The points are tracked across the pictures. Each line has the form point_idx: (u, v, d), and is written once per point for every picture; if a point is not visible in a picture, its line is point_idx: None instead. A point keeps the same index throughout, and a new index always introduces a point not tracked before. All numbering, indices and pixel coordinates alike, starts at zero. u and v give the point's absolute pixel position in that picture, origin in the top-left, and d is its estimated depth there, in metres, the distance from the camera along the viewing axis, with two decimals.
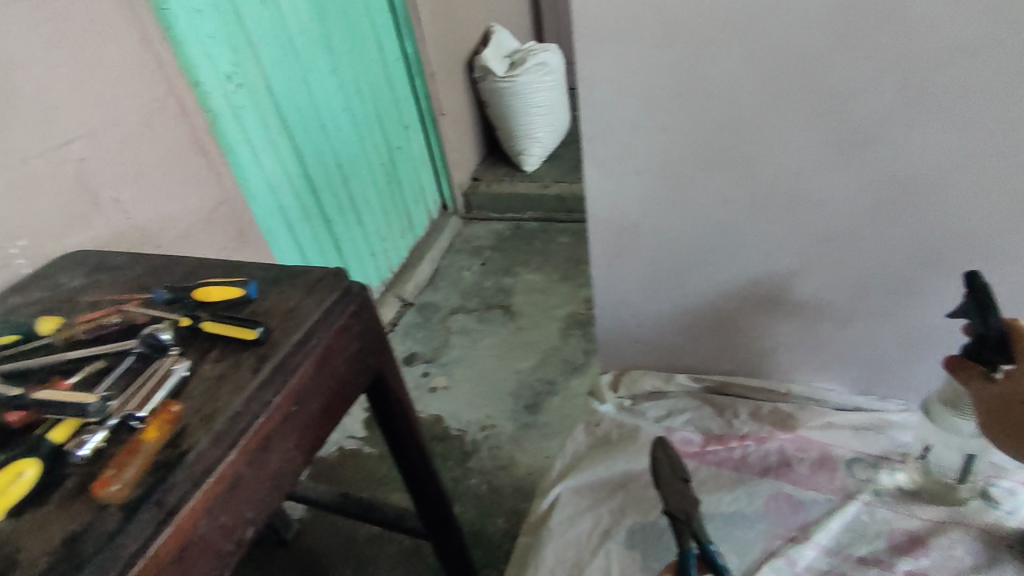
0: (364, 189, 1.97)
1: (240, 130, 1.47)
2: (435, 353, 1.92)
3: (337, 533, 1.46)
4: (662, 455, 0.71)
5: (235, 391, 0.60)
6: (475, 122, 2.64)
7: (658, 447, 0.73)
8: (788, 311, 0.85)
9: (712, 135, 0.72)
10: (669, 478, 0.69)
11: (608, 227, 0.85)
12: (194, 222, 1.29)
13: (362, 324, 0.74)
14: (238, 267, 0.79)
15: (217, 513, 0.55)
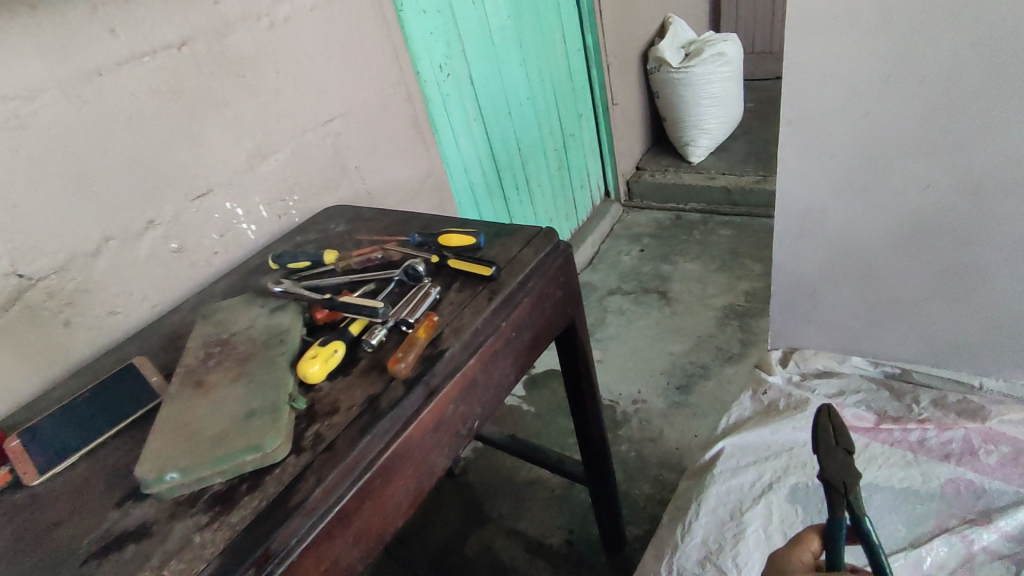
0: (539, 172, 2.14)
1: (445, 114, 1.69)
2: (590, 329, 2.04)
3: (497, 473, 1.66)
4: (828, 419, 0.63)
5: (475, 312, 0.76)
6: (644, 113, 2.70)
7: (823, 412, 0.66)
8: (989, 303, 0.83)
9: (922, 120, 0.74)
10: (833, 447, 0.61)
11: (795, 210, 0.90)
12: (407, 191, 1.52)
13: (566, 277, 0.88)
14: (466, 223, 0.97)
15: (460, 401, 0.72)
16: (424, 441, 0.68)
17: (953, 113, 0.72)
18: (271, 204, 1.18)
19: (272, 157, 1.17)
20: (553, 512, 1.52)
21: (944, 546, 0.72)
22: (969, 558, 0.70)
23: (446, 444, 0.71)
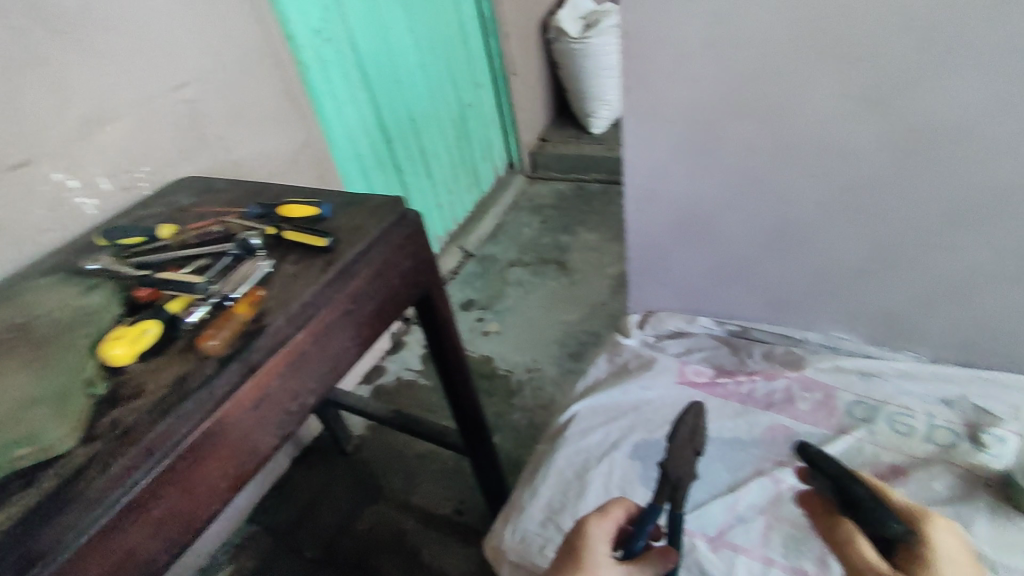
0: (435, 143, 2.05)
1: (325, 82, 1.57)
2: (490, 301, 2.05)
3: (390, 450, 1.65)
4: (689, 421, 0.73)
5: (306, 285, 0.73)
6: (547, 83, 2.69)
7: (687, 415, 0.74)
8: (808, 261, 0.90)
9: (742, 87, 0.77)
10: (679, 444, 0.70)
11: (641, 174, 0.91)
12: (280, 162, 1.44)
13: (415, 246, 0.86)
14: (315, 193, 0.92)
15: (287, 376, 0.69)
16: (245, 419, 0.65)
17: (768, 81, 0.75)
18: (114, 175, 1.08)
19: (110, 125, 1.06)
20: (442, 485, 1.54)
21: (757, 487, 0.78)
22: (777, 495, 0.77)
23: (273, 420, 0.69)
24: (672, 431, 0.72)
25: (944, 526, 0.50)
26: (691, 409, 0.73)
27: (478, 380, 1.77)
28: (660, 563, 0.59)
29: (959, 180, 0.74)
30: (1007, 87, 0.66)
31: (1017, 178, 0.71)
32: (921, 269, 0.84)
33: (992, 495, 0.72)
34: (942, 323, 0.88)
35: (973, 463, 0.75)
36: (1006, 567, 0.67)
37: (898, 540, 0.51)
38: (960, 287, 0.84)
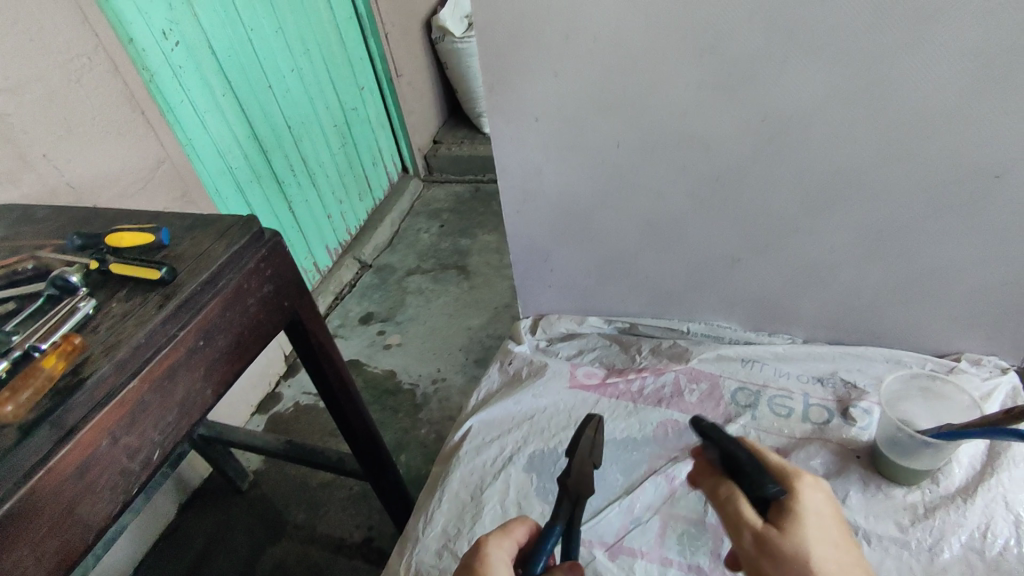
0: (317, 151, 1.91)
1: (181, 90, 1.39)
2: (390, 312, 1.96)
3: (290, 482, 1.49)
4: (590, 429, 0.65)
5: (139, 324, 0.64)
6: (436, 84, 2.62)
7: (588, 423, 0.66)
8: (683, 253, 0.91)
9: (602, 82, 0.76)
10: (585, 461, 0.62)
11: (514, 176, 0.90)
12: (132, 182, 1.21)
13: (274, 268, 0.78)
14: (156, 217, 0.82)
15: (120, 433, 0.60)
16: (64, 491, 0.55)
17: (626, 74, 0.75)
18: None
19: None
20: (351, 512, 1.41)
21: (652, 486, 0.77)
22: (671, 492, 0.77)
23: (105, 486, 0.59)
24: (572, 441, 0.63)
25: (807, 482, 0.53)
26: (592, 418, 0.65)
27: (381, 398, 1.68)
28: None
29: (811, 167, 0.76)
30: (847, 73, 0.68)
31: (862, 160, 0.74)
32: (788, 254, 0.86)
33: (863, 467, 0.76)
34: (812, 303, 0.92)
35: (845, 437, 0.79)
36: (879, 535, 0.70)
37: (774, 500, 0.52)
38: (824, 269, 0.87)
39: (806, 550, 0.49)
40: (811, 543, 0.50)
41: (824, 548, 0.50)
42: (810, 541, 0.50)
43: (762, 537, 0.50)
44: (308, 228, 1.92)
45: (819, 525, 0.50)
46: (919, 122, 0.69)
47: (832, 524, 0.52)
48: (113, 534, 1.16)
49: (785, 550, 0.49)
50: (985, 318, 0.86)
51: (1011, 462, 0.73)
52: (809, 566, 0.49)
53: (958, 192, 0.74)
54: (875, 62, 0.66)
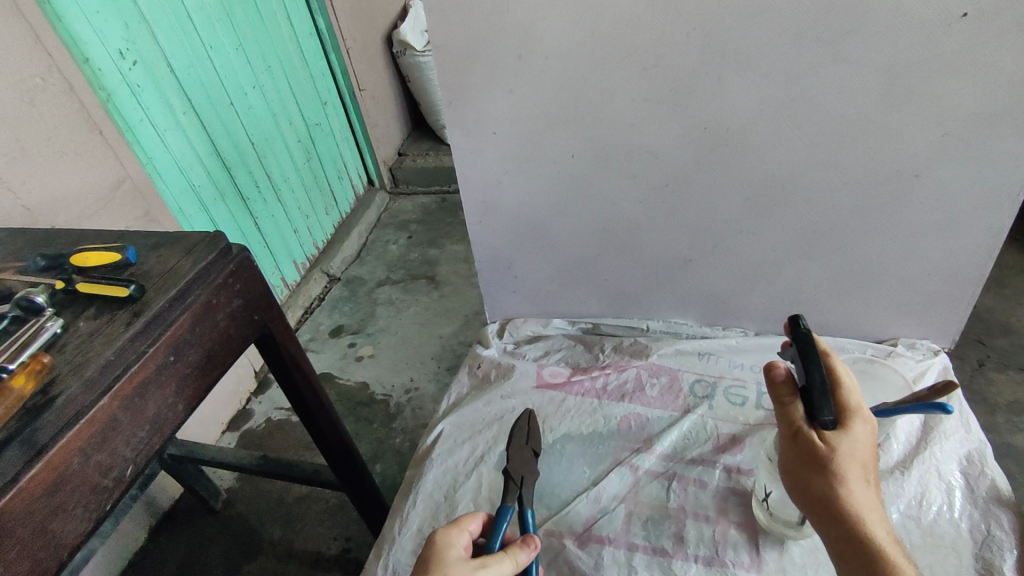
0: (281, 166, 1.91)
1: (140, 109, 1.38)
2: (360, 325, 1.97)
3: (265, 498, 1.48)
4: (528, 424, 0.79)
5: (107, 342, 0.65)
6: (398, 97, 2.64)
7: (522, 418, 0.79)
8: (640, 255, 0.95)
9: (555, 96, 0.80)
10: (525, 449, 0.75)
11: (475, 187, 0.93)
12: (92, 202, 1.20)
13: (243, 283, 0.79)
14: (121, 236, 0.82)
15: (91, 451, 0.60)
16: (36, 510, 0.55)
17: (576, 87, 0.79)
18: None
19: None
20: (327, 524, 1.41)
21: (617, 477, 0.81)
22: (636, 482, 0.80)
23: (77, 504, 0.59)
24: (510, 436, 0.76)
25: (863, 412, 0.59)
26: (526, 413, 0.78)
27: (355, 410, 1.68)
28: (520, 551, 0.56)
29: (752, 170, 0.82)
30: (778, 84, 0.73)
31: (798, 162, 0.80)
32: (736, 252, 0.92)
33: None
34: (761, 298, 0.97)
35: None
36: None
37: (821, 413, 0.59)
38: (771, 266, 0.93)
39: (846, 464, 0.56)
40: (851, 461, 0.56)
41: (858, 468, 0.56)
42: (850, 456, 0.56)
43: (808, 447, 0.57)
44: (274, 243, 1.91)
45: (865, 448, 0.56)
46: (846, 126, 0.75)
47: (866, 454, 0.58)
48: (82, 560, 1.15)
49: (824, 459, 0.56)
50: (917, 305, 0.93)
51: (942, 435, 0.79)
52: (842, 476, 0.56)
53: (885, 190, 0.80)
54: (803, 73, 0.72)
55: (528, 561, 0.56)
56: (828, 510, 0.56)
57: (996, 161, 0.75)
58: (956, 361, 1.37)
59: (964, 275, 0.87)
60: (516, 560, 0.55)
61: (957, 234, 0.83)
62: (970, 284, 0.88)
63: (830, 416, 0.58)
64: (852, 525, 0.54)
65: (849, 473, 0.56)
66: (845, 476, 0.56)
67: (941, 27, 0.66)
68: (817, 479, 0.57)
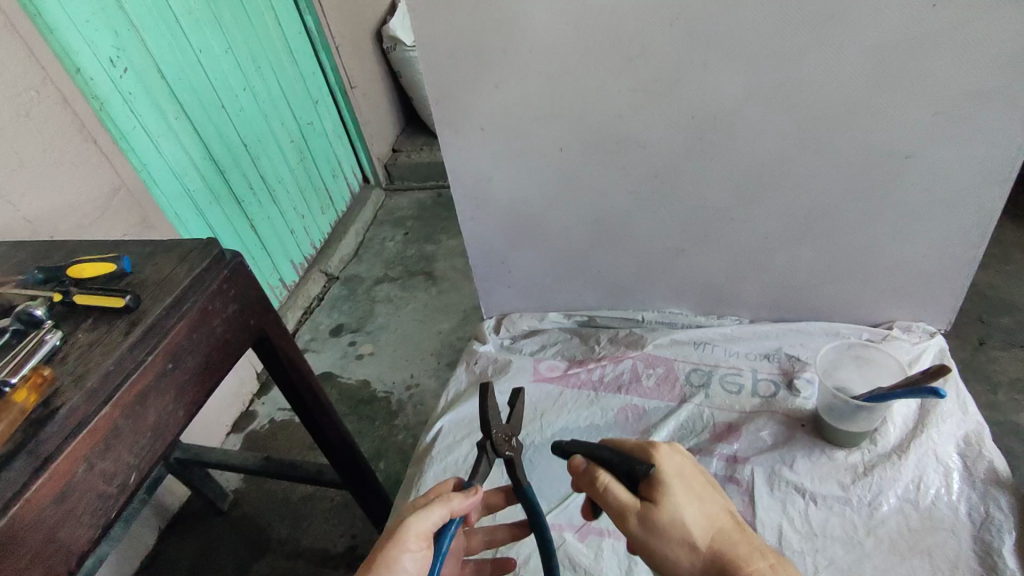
0: (275, 166, 1.91)
1: (134, 116, 1.38)
2: (360, 323, 1.98)
3: (271, 498, 1.49)
4: (489, 398, 0.66)
5: (107, 352, 0.65)
6: (391, 93, 2.63)
7: (486, 393, 0.66)
8: (633, 246, 0.96)
9: (541, 88, 0.80)
10: (509, 428, 0.69)
11: (465, 184, 0.93)
12: (91, 209, 1.21)
13: (237, 288, 0.80)
14: (116, 246, 0.83)
15: (95, 460, 0.61)
16: (42, 520, 0.56)
17: (563, 81, 0.79)
18: None
19: None
20: (333, 522, 1.42)
21: None
22: None
23: (84, 512, 0.60)
24: (482, 413, 0.66)
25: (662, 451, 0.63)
26: (484, 393, 0.66)
27: (357, 407, 1.69)
28: (449, 499, 0.62)
29: (742, 157, 0.81)
30: (762, 73, 0.73)
31: (786, 149, 0.80)
32: (730, 242, 0.92)
33: (809, 433, 0.80)
34: (756, 287, 0.97)
35: (793, 407, 0.83)
36: (824, 495, 0.73)
37: (644, 482, 0.61)
38: (765, 256, 0.93)
39: (677, 492, 0.61)
40: (681, 498, 0.61)
41: (692, 497, 0.62)
42: (682, 512, 0.60)
43: (643, 516, 0.60)
44: (272, 245, 1.91)
45: (694, 481, 0.63)
46: (833, 112, 0.75)
47: (689, 478, 0.63)
48: (85, 572, 1.03)
49: (667, 519, 0.59)
50: (914, 290, 0.92)
51: (938, 417, 0.78)
52: (682, 513, 0.60)
53: (877, 172, 0.80)
54: (787, 58, 0.72)
55: (463, 504, 0.62)
56: (671, 540, 0.60)
57: (984, 140, 0.75)
58: (957, 340, 1.37)
59: (958, 256, 0.87)
60: (446, 505, 0.61)
61: (948, 216, 0.83)
62: (964, 265, 0.88)
63: (643, 470, 0.60)
64: (685, 538, 0.60)
65: (681, 500, 0.60)
66: (679, 505, 0.60)
67: (924, 8, 0.66)
68: (663, 538, 0.60)
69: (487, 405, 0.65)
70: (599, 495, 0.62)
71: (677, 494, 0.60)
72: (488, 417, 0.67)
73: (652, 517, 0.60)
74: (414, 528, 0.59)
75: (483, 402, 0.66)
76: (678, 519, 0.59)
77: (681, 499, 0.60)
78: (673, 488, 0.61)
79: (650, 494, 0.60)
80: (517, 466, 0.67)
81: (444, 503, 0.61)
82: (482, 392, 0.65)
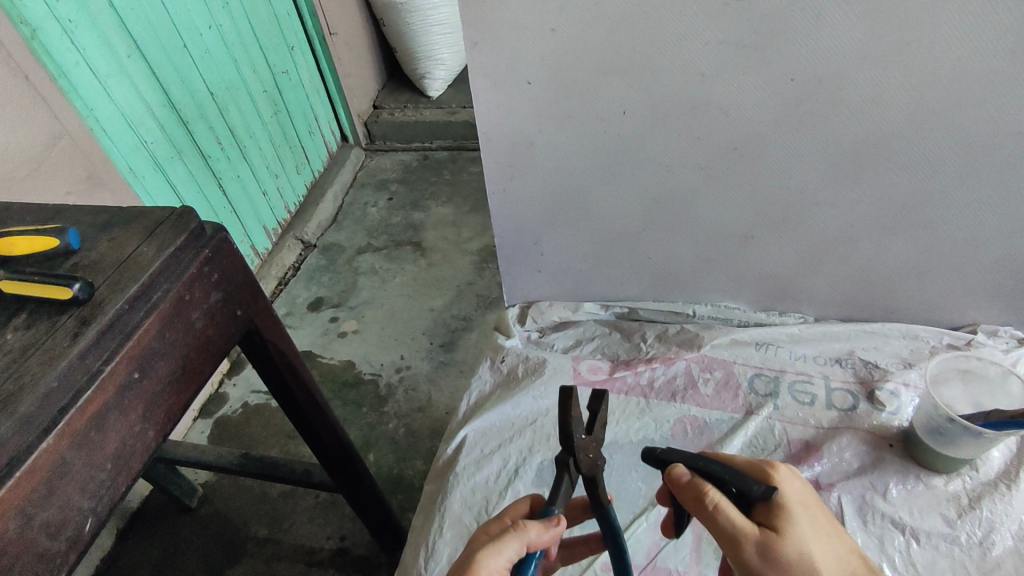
0: (244, 119, 1.68)
1: (76, 51, 1.14)
2: (341, 297, 1.80)
3: (247, 493, 1.34)
4: (572, 409, 0.50)
5: (48, 362, 0.49)
6: (373, 42, 2.38)
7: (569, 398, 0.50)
8: (690, 231, 0.82)
9: (608, 35, 0.64)
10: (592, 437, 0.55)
11: (497, 150, 0.77)
12: (25, 163, 0.99)
13: (221, 271, 0.63)
14: (58, 213, 0.65)
15: (34, 510, 0.45)
16: None
17: (638, 28, 0.63)
18: None
19: None
20: (319, 522, 1.28)
21: None
22: None
23: None
24: (562, 424, 0.51)
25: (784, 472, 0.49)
26: (566, 400, 0.50)
27: (341, 391, 1.54)
28: (527, 530, 0.49)
29: (843, 131, 0.68)
30: (892, 29, 0.59)
31: (896, 125, 0.66)
32: (805, 229, 0.79)
33: (899, 454, 0.73)
34: (824, 280, 0.86)
35: (876, 423, 0.75)
36: (927, 533, 0.67)
37: (763, 505, 0.47)
38: (841, 247, 0.81)
39: (806, 524, 0.46)
40: (812, 533, 0.46)
41: (824, 535, 0.47)
42: (812, 549, 0.45)
43: (766, 546, 0.45)
44: (243, 209, 1.71)
45: (825, 516, 0.48)
46: (965, 83, 0.61)
47: (819, 512, 0.48)
48: None
49: (794, 556, 0.45)
50: (1001, 291, 0.82)
51: None
52: (813, 552, 0.45)
53: (997, 157, 0.67)
54: (927, 10, 0.57)
55: (543, 536, 0.50)
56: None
57: None
58: None
59: None
60: (523, 538, 0.49)
61: None
62: None
63: (762, 490, 0.46)
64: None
65: (812, 535, 0.46)
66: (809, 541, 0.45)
67: None
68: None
69: (571, 422, 0.49)
70: (702, 515, 0.47)
71: (804, 523, 0.46)
72: (571, 431, 0.51)
73: (775, 548, 0.45)
74: (486, 567, 0.47)
75: (565, 410, 0.51)
76: (807, 556, 0.45)
77: (810, 531, 0.46)
78: (802, 519, 0.46)
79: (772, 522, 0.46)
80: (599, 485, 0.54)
81: (521, 535, 0.48)
82: (566, 399, 0.49)
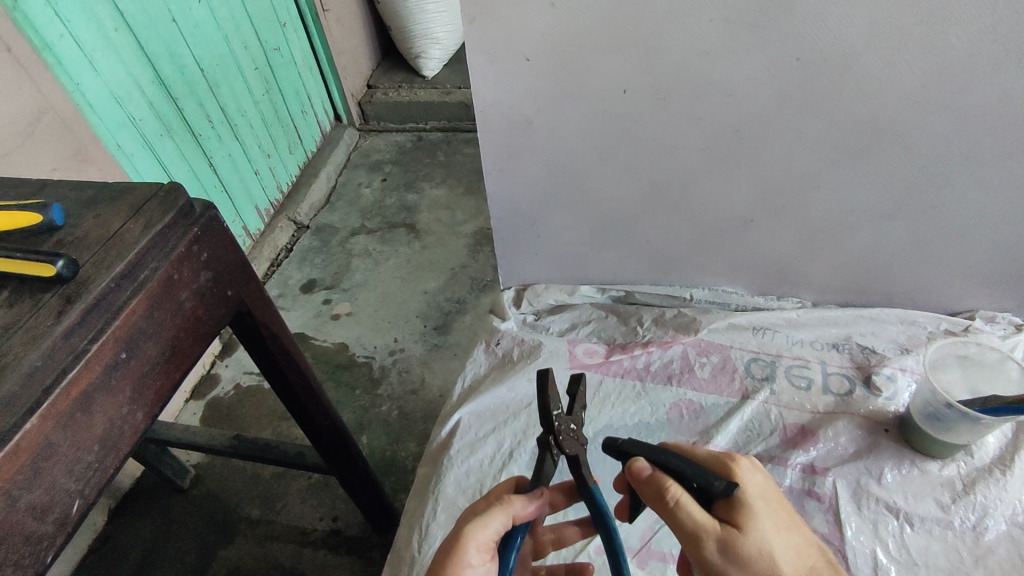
0: (235, 96, 1.65)
1: (60, 22, 1.11)
2: (334, 279, 1.78)
3: (239, 474, 1.34)
4: (548, 387, 0.52)
5: (31, 341, 0.47)
6: (367, 20, 2.33)
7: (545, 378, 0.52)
8: (689, 214, 0.81)
9: (611, 10, 0.62)
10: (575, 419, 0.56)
11: (494, 128, 0.76)
12: (8, 138, 0.97)
13: (210, 250, 0.61)
14: (41, 188, 0.63)
15: (20, 492, 0.44)
16: None
17: (641, 4, 0.61)
18: None
19: None
20: (312, 503, 1.28)
21: None
22: None
23: (6, 562, 0.44)
24: (540, 403, 0.52)
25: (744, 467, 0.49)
26: (542, 379, 0.51)
27: (334, 373, 1.53)
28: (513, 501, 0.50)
29: (848, 113, 0.67)
30: (902, 7, 0.57)
31: (902, 107, 0.65)
32: (805, 213, 0.79)
33: (895, 440, 0.73)
34: (823, 265, 0.85)
35: (871, 408, 0.75)
36: (921, 518, 0.67)
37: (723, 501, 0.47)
38: (840, 232, 0.80)
39: (764, 520, 0.46)
40: (770, 528, 0.46)
41: (781, 530, 0.47)
42: (772, 545, 0.45)
43: (726, 542, 0.45)
44: (234, 188, 1.68)
45: (784, 510, 0.48)
46: (975, 64, 0.60)
47: (778, 506, 0.48)
48: None
49: (752, 552, 0.45)
50: (999, 277, 0.82)
51: None
52: (772, 548, 0.45)
53: (1003, 141, 0.66)
54: None
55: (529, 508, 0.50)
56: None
57: None
58: None
59: None
60: (509, 510, 0.49)
61: None
62: None
63: (722, 485, 0.46)
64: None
65: (770, 531, 0.46)
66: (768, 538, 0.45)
67: None
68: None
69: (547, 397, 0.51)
70: (662, 510, 0.47)
71: (763, 518, 0.46)
72: (549, 408, 0.52)
73: (735, 544, 0.45)
74: (473, 538, 0.47)
75: (541, 388, 0.52)
76: (767, 552, 0.45)
77: (769, 527, 0.46)
78: (761, 515, 0.46)
79: (731, 517, 0.46)
80: (582, 465, 0.54)
81: (506, 507, 0.49)
82: (541, 378, 0.51)
